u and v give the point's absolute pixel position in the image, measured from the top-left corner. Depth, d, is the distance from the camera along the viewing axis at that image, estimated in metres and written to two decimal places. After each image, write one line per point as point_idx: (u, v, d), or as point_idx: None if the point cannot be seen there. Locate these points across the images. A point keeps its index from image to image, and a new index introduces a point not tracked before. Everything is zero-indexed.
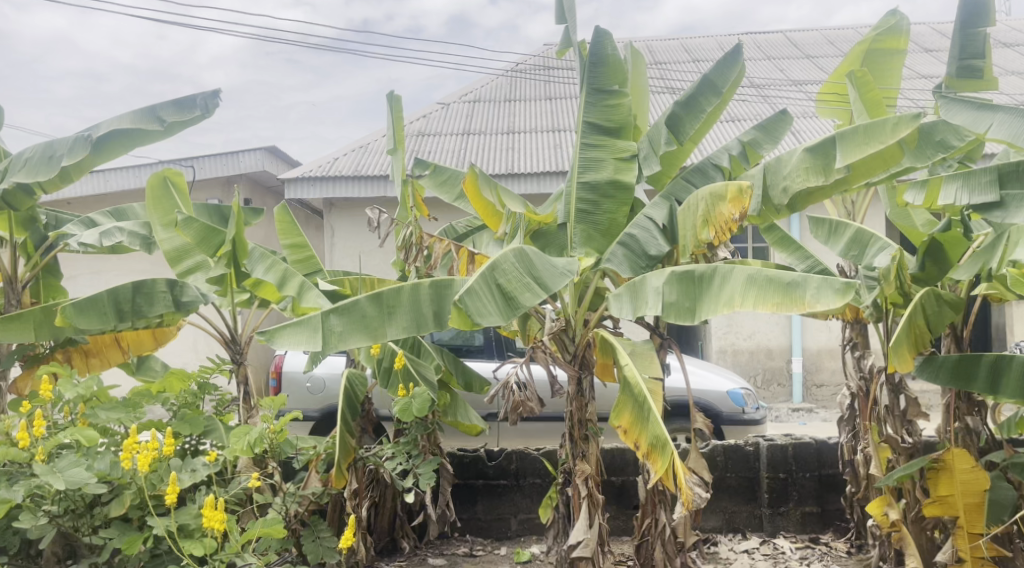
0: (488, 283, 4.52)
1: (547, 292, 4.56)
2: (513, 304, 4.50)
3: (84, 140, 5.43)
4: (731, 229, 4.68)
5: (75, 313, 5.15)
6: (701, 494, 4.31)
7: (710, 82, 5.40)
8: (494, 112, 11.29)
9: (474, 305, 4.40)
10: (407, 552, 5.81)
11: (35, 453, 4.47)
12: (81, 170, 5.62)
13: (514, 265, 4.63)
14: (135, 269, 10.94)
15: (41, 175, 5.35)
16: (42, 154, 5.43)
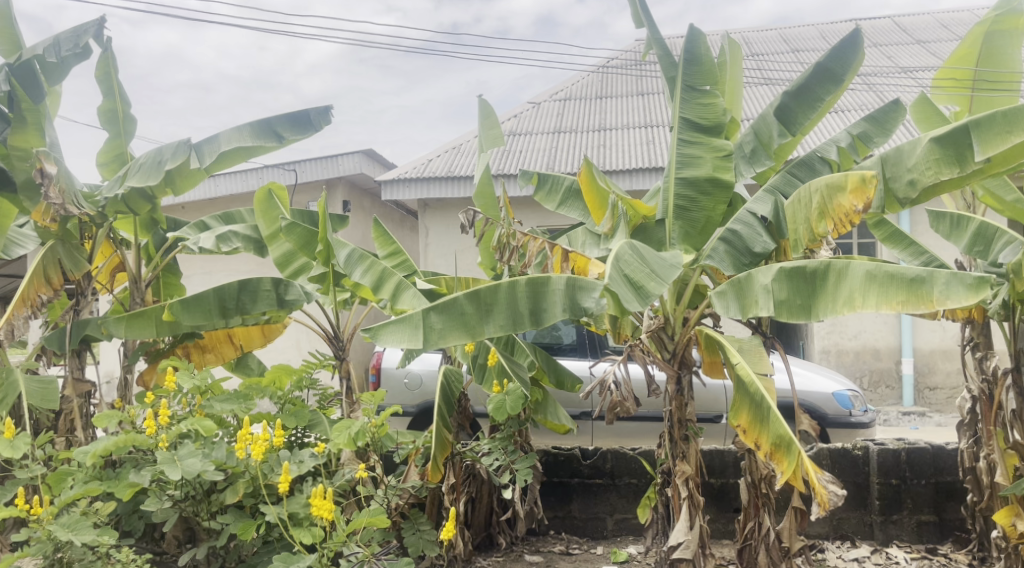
0: (621, 273, 4.52)
1: (670, 277, 4.56)
2: (651, 287, 4.49)
3: (186, 145, 5.68)
4: (851, 221, 4.61)
5: (181, 309, 5.43)
6: (836, 492, 4.23)
7: (826, 70, 5.19)
8: (586, 109, 11.25)
9: (620, 292, 4.39)
10: (504, 549, 5.85)
11: (159, 440, 4.71)
12: (189, 175, 5.88)
13: (636, 254, 4.64)
14: (242, 269, 11.38)
15: (151, 179, 5.58)
16: (152, 159, 5.66)
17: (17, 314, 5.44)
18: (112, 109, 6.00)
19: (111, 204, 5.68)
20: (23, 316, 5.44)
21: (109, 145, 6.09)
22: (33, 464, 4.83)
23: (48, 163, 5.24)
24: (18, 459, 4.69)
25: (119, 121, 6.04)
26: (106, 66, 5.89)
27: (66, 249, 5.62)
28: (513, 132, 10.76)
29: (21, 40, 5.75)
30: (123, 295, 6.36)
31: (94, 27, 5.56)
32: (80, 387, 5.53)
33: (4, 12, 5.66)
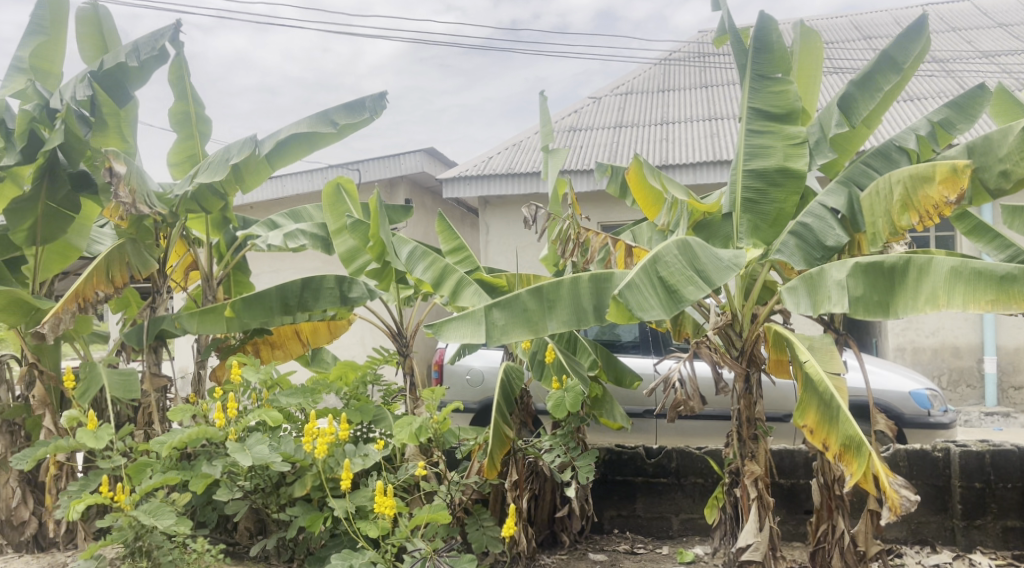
0: (651, 275, 4.50)
1: (711, 286, 4.45)
2: (683, 293, 4.44)
3: (253, 141, 5.77)
4: (941, 212, 4.45)
5: (243, 307, 5.54)
6: (909, 498, 4.05)
7: (889, 59, 5.00)
8: (648, 103, 11.10)
9: (634, 298, 4.40)
10: (568, 546, 5.78)
11: (230, 433, 4.83)
12: (257, 169, 5.95)
13: (678, 256, 4.57)
14: (309, 267, 11.56)
15: (216, 174, 5.68)
16: (220, 158, 5.76)
17: (65, 308, 5.32)
18: (183, 111, 6.13)
19: (182, 202, 5.78)
20: (71, 312, 5.32)
21: (179, 144, 6.21)
22: (115, 455, 4.95)
23: (116, 162, 5.34)
24: (101, 450, 4.82)
25: (192, 122, 6.17)
26: (178, 72, 6.03)
27: (135, 249, 5.70)
28: (574, 128, 10.70)
29: (110, 44, 5.92)
30: (197, 292, 6.48)
31: (171, 31, 5.51)
32: (157, 381, 5.63)
33: (97, 17, 5.84)
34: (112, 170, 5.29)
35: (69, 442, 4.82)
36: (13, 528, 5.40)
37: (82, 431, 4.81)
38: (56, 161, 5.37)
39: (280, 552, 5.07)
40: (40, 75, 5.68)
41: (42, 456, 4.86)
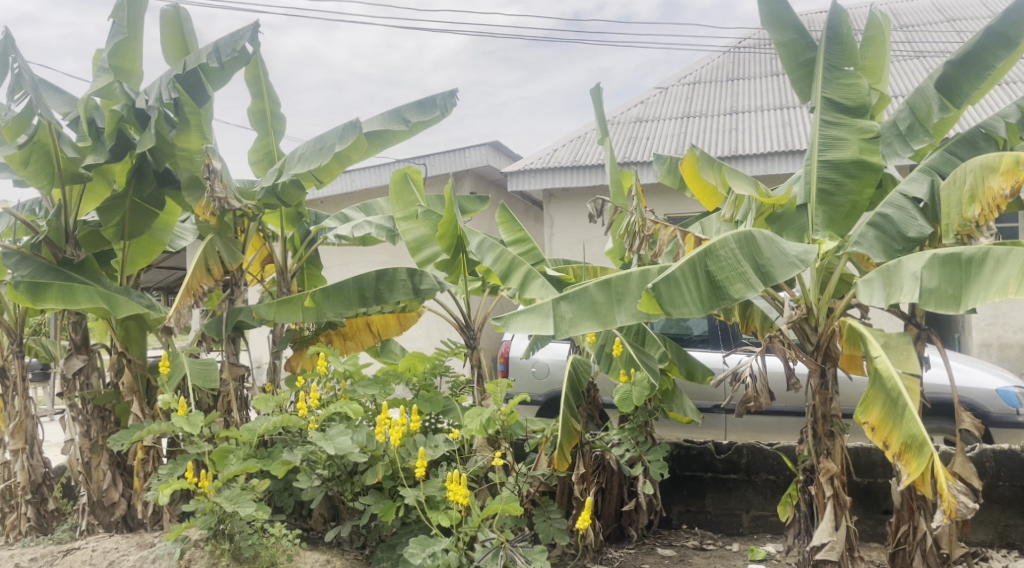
0: (694, 269, 4.45)
1: (759, 287, 4.35)
2: (720, 295, 4.39)
3: (353, 126, 5.77)
4: (999, 206, 4.27)
5: (324, 297, 5.66)
6: (968, 503, 3.94)
7: (1000, 35, 4.80)
8: (717, 92, 10.91)
9: (668, 293, 4.36)
10: (635, 541, 5.73)
11: (312, 422, 4.96)
12: (358, 148, 6.00)
13: (732, 253, 4.47)
14: (377, 261, 11.74)
15: (313, 163, 5.77)
16: (314, 147, 5.85)
17: (179, 304, 5.50)
18: (261, 109, 6.28)
19: (265, 196, 5.90)
20: (185, 306, 5.52)
21: (257, 144, 6.39)
22: (200, 441, 5.08)
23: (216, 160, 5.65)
24: (193, 436, 4.96)
25: (267, 121, 6.32)
26: (256, 71, 6.17)
27: (224, 242, 5.84)
28: (640, 119, 10.59)
29: (191, 45, 6.07)
30: (272, 285, 6.64)
31: (250, 32, 5.59)
32: (235, 370, 5.78)
33: (179, 18, 6.01)
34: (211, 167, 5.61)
35: (161, 425, 4.99)
36: (104, 509, 5.65)
37: (176, 417, 4.96)
38: (146, 162, 5.71)
39: (353, 539, 5.21)
40: (122, 75, 5.83)
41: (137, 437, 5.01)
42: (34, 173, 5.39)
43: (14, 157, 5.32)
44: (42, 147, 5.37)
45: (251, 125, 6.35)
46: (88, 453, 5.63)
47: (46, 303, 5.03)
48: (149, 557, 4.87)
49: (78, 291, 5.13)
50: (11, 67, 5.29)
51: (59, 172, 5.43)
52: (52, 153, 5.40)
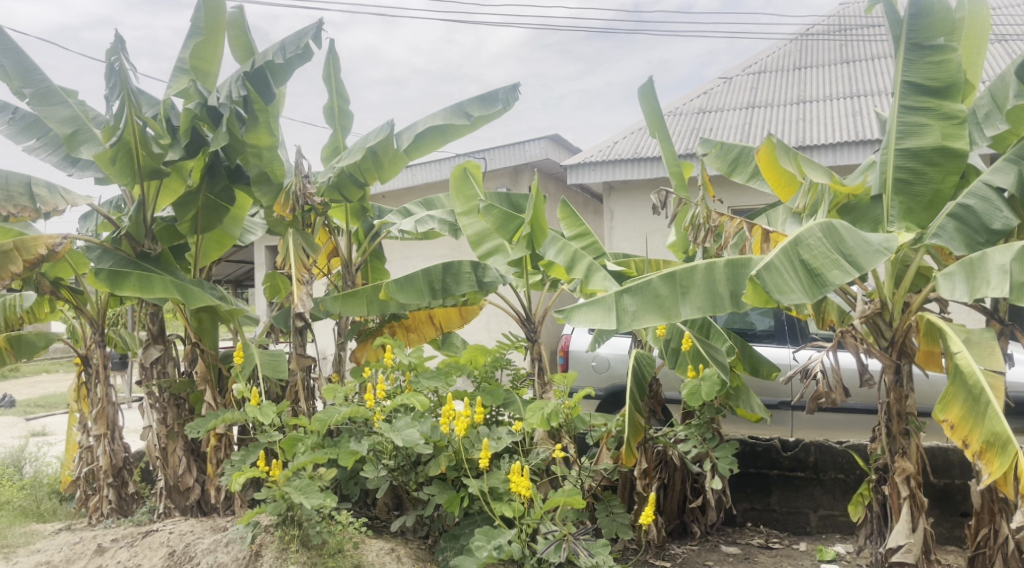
0: (789, 258, 4.36)
1: (860, 269, 4.24)
2: (820, 280, 4.26)
3: (388, 127, 5.88)
4: None
5: (397, 289, 5.64)
6: None
7: None
8: (783, 81, 10.66)
9: (772, 281, 4.26)
10: (698, 537, 5.64)
11: (378, 413, 5.03)
12: (397, 157, 6.08)
13: (821, 240, 4.40)
14: (438, 254, 11.83)
15: (352, 157, 5.88)
16: (358, 146, 5.97)
17: (299, 291, 5.72)
18: (336, 107, 6.36)
19: (329, 190, 6.01)
20: (307, 292, 5.75)
21: (331, 141, 6.51)
22: (271, 429, 5.17)
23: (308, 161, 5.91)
24: (263, 425, 5.08)
25: (336, 119, 6.41)
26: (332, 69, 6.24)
27: (302, 237, 6.02)
28: (703, 110, 10.42)
29: (254, 45, 6.16)
30: (338, 277, 6.71)
31: (314, 29, 5.65)
32: (303, 361, 5.86)
33: (240, 21, 6.07)
34: (305, 172, 5.89)
35: (236, 414, 5.14)
36: (180, 494, 5.82)
37: (249, 405, 5.08)
38: (219, 160, 5.89)
39: (416, 529, 5.25)
40: (200, 76, 5.96)
41: (211, 426, 5.18)
42: (119, 171, 5.50)
43: (102, 157, 5.39)
44: (127, 145, 5.48)
45: (325, 121, 6.43)
46: (165, 439, 5.78)
47: (124, 290, 5.22)
48: (222, 541, 5.00)
49: (155, 280, 5.29)
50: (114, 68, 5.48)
51: (139, 169, 5.55)
52: (134, 151, 5.51)
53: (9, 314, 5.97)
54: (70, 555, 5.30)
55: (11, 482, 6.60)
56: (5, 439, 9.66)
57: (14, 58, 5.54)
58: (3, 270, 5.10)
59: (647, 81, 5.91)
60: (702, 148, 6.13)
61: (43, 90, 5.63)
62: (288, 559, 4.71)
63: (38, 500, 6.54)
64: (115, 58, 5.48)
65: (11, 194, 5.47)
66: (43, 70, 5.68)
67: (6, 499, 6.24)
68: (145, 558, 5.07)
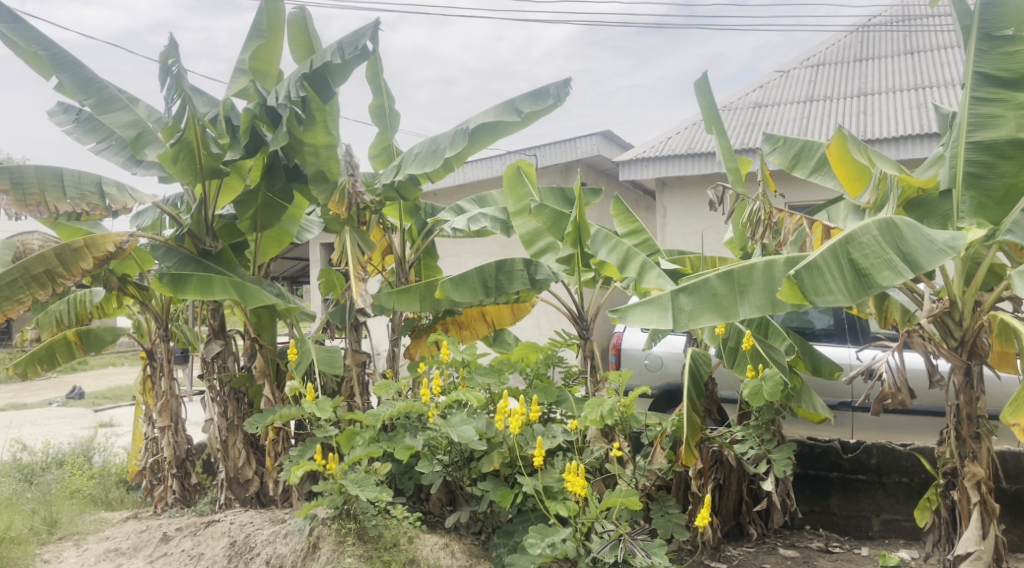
0: (837, 257, 4.26)
1: (912, 272, 4.11)
2: (866, 283, 4.17)
3: (463, 131, 5.90)
4: None
5: (452, 288, 5.65)
6: None
7: None
8: (843, 74, 10.39)
9: (811, 282, 4.19)
10: (755, 540, 5.52)
11: (433, 409, 5.06)
12: (459, 158, 6.13)
13: (875, 239, 4.27)
14: (490, 251, 11.85)
15: (428, 165, 5.85)
16: (428, 149, 5.94)
17: (358, 288, 5.72)
18: (380, 105, 6.41)
19: (385, 190, 6.11)
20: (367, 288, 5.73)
21: (378, 138, 6.54)
22: (327, 424, 5.20)
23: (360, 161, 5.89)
24: (320, 420, 5.11)
25: (385, 118, 6.44)
26: (371, 71, 6.32)
27: (358, 235, 6.08)
28: (760, 104, 10.23)
29: (315, 46, 6.23)
30: (391, 274, 6.75)
31: (370, 30, 5.65)
32: (359, 357, 5.88)
33: (303, 20, 6.14)
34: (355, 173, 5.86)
35: (293, 410, 5.17)
36: (240, 485, 5.93)
37: (304, 401, 5.12)
38: (278, 159, 5.95)
39: (470, 525, 5.28)
40: (259, 76, 6.04)
41: (270, 421, 5.24)
42: (181, 170, 5.58)
43: (165, 156, 5.48)
44: (188, 145, 5.57)
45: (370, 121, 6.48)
46: (225, 432, 5.88)
47: (186, 293, 5.32)
48: (282, 532, 5.08)
49: (215, 282, 5.36)
50: (171, 72, 5.56)
51: (201, 168, 5.64)
52: (196, 150, 5.59)
53: (78, 310, 6.25)
54: (138, 543, 5.46)
55: (81, 471, 6.79)
56: (75, 429, 9.95)
57: (73, 70, 5.67)
58: (73, 265, 5.22)
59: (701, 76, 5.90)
60: (766, 144, 6.02)
61: (103, 98, 5.75)
62: (344, 552, 4.72)
63: (107, 489, 6.72)
64: (170, 61, 5.56)
65: (83, 192, 5.61)
66: (101, 78, 5.81)
67: (76, 487, 6.44)
68: (208, 547, 5.19)
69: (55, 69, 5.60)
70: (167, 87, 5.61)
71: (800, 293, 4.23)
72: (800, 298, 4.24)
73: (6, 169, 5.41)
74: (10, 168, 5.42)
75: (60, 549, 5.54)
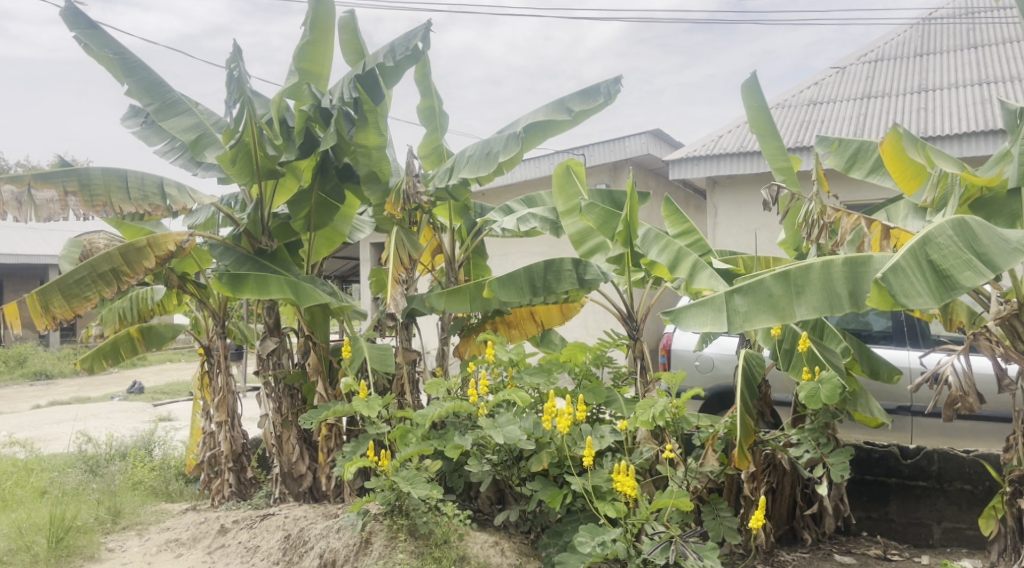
0: (917, 259, 4.19)
1: (993, 271, 4.09)
2: (950, 284, 4.12)
3: (516, 137, 5.86)
4: None
5: (499, 286, 5.68)
6: None
7: None
8: (902, 69, 10.16)
9: (898, 284, 4.11)
10: (809, 545, 5.43)
11: (482, 408, 5.08)
12: (513, 161, 6.08)
13: (952, 240, 4.22)
14: (539, 251, 11.85)
15: (481, 170, 5.85)
16: (481, 151, 5.93)
17: (394, 291, 5.86)
18: (429, 106, 6.45)
19: (437, 192, 6.09)
20: (401, 292, 5.89)
21: (426, 139, 6.59)
22: (380, 422, 5.25)
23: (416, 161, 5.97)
24: (371, 418, 5.16)
25: (434, 119, 6.49)
26: (419, 72, 6.37)
27: (407, 235, 6.15)
28: (814, 101, 10.05)
29: (365, 49, 6.29)
30: (441, 274, 6.79)
31: (422, 30, 5.69)
32: (409, 354, 5.97)
33: (352, 25, 6.21)
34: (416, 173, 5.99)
35: (346, 407, 5.24)
36: (294, 480, 6.02)
37: (356, 398, 5.18)
38: (329, 160, 6.03)
39: (519, 524, 5.29)
40: (310, 77, 6.11)
41: (323, 418, 5.30)
42: (239, 171, 5.66)
43: (224, 158, 5.56)
44: (246, 147, 5.66)
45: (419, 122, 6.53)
46: (280, 427, 5.99)
47: (243, 293, 5.42)
48: (334, 527, 5.11)
49: (271, 281, 5.46)
50: (231, 75, 5.67)
51: (258, 169, 5.74)
52: (253, 151, 5.68)
53: (140, 307, 6.41)
54: (197, 534, 5.59)
55: (142, 463, 6.97)
56: (136, 423, 10.21)
57: (140, 75, 5.82)
58: (137, 265, 5.36)
59: (749, 76, 5.81)
60: (820, 147, 5.91)
61: (167, 102, 5.90)
62: (396, 548, 4.78)
63: (167, 481, 6.88)
64: (233, 66, 5.67)
65: (146, 193, 5.75)
66: (165, 82, 5.94)
67: (138, 479, 6.62)
68: (263, 540, 5.29)
69: (123, 74, 5.77)
70: (227, 91, 5.74)
71: (887, 297, 4.16)
72: (888, 303, 4.16)
73: (75, 171, 5.60)
74: (79, 171, 5.60)
75: (123, 539, 5.69)
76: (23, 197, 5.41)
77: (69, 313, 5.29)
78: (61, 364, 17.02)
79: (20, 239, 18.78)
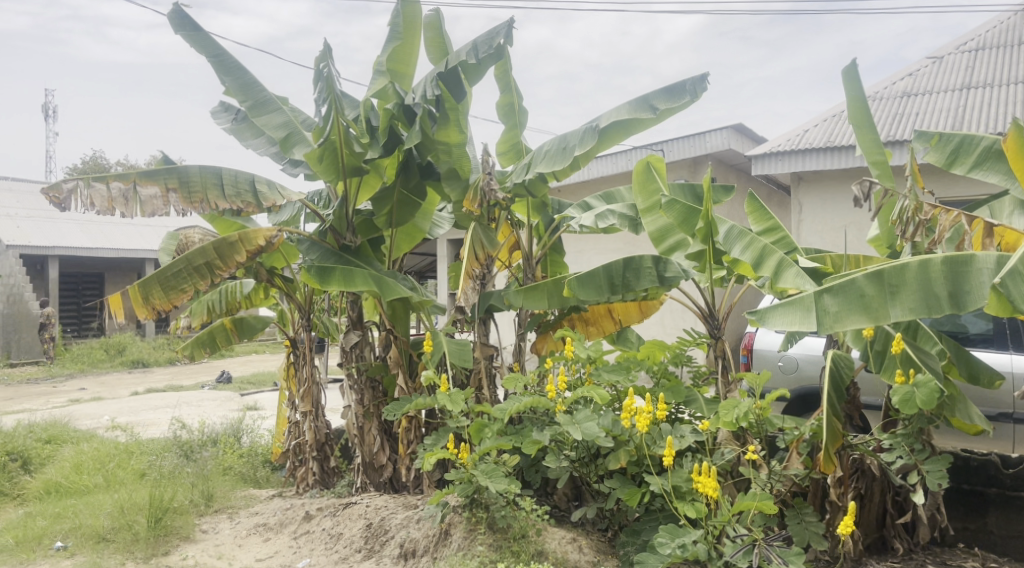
0: None
1: None
2: None
3: (592, 129, 5.83)
4: None
5: (578, 285, 5.64)
6: None
7: None
8: (1004, 58, 9.73)
9: (1017, 289, 4.07)
10: (901, 555, 5.18)
11: (560, 405, 5.04)
12: (587, 156, 6.09)
13: None
14: (616, 247, 11.76)
15: (556, 164, 5.82)
16: (558, 146, 5.92)
17: (466, 286, 5.92)
18: (509, 103, 6.46)
19: (515, 187, 6.12)
20: (473, 288, 5.95)
21: (504, 135, 6.60)
22: (460, 415, 5.28)
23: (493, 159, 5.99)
24: (453, 410, 5.20)
25: (513, 115, 6.49)
26: (500, 68, 6.39)
27: (483, 230, 6.16)
28: (908, 93, 9.70)
29: (449, 47, 6.35)
30: (520, 270, 6.80)
31: (504, 28, 5.68)
32: (486, 349, 6.00)
33: (436, 22, 6.27)
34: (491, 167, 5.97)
35: (427, 400, 5.31)
36: (374, 470, 6.13)
37: (438, 391, 5.24)
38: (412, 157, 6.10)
39: (596, 521, 5.26)
40: (397, 77, 6.16)
41: (406, 410, 5.41)
42: (326, 168, 5.77)
43: (311, 155, 5.69)
44: (333, 145, 5.75)
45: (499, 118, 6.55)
46: (362, 418, 6.11)
47: (331, 285, 5.51)
48: (413, 518, 5.22)
49: (356, 274, 5.55)
50: (322, 73, 5.81)
51: (344, 166, 5.82)
52: (339, 148, 5.77)
53: (229, 300, 6.61)
54: (283, 520, 5.75)
55: (231, 449, 7.20)
56: (224, 411, 10.54)
57: (236, 74, 6.03)
58: (229, 258, 5.54)
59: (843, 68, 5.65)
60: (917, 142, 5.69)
61: (260, 100, 6.06)
62: (475, 540, 4.81)
63: (255, 467, 7.08)
64: (322, 65, 5.83)
65: (238, 190, 5.86)
66: (260, 82, 6.13)
67: (228, 465, 6.85)
68: (345, 527, 5.39)
69: (221, 73, 5.99)
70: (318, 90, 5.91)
71: (1007, 303, 4.13)
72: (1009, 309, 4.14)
73: (175, 169, 5.80)
74: (179, 169, 5.80)
75: (215, 521, 5.90)
76: (129, 193, 5.76)
77: (167, 304, 5.48)
78: (156, 353, 17.72)
79: (119, 233, 19.63)
